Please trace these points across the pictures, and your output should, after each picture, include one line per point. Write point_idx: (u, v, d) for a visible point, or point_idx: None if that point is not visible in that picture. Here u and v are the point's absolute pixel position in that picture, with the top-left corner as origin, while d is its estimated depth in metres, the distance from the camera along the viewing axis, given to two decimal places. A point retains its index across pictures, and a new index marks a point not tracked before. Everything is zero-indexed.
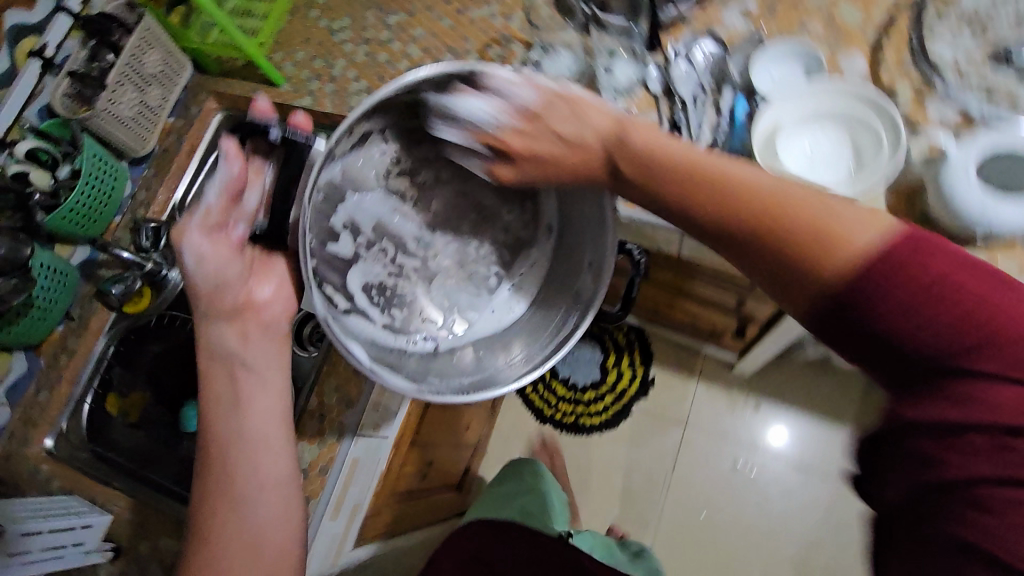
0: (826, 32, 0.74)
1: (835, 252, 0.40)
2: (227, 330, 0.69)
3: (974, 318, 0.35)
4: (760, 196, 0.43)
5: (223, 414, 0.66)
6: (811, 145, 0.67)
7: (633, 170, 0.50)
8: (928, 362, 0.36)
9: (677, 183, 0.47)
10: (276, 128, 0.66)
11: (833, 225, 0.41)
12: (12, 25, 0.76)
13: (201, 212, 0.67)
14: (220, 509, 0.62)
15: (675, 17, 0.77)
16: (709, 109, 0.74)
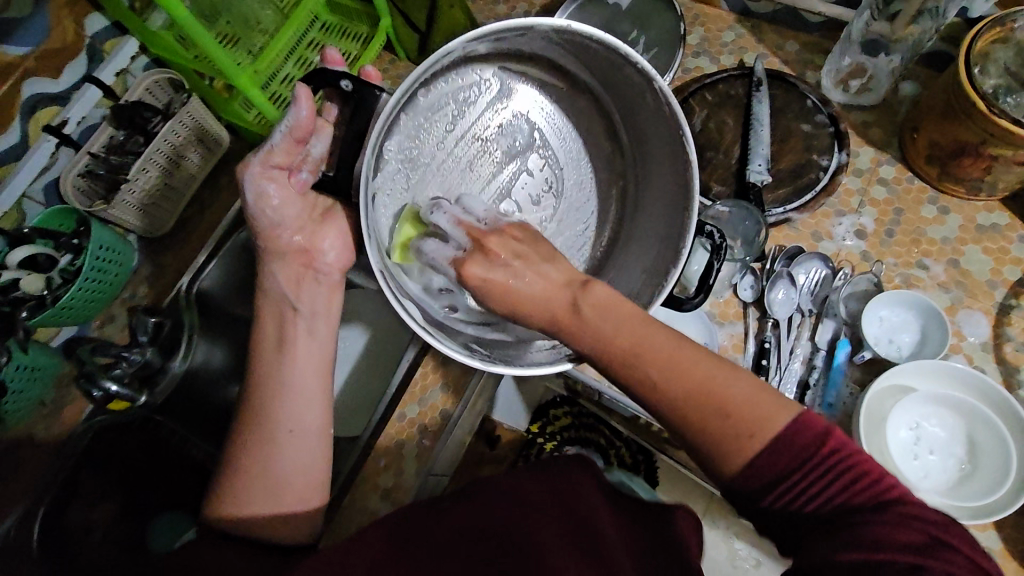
0: (947, 279, 0.67)
1: (712, 430, 0.39)
2: (291, 271, 0.63)
3: (729, 424, 0.39)
4: (686, 373, 0.40)
5: (271, 361, 0.61)
6: (917, 421, 0.59)
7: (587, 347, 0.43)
8: (716, 437, 0.39)
9: (624, 347, 0.42)
10: (350, 85, 0.51)
11: (713, 392, 0.40)
12: (30, 96, 0.66)
13: (264, 151, 0.56)
14: (257, 449, 0.58)
15: (780, 219, 0.70)
16: (803, 339, 0.66)
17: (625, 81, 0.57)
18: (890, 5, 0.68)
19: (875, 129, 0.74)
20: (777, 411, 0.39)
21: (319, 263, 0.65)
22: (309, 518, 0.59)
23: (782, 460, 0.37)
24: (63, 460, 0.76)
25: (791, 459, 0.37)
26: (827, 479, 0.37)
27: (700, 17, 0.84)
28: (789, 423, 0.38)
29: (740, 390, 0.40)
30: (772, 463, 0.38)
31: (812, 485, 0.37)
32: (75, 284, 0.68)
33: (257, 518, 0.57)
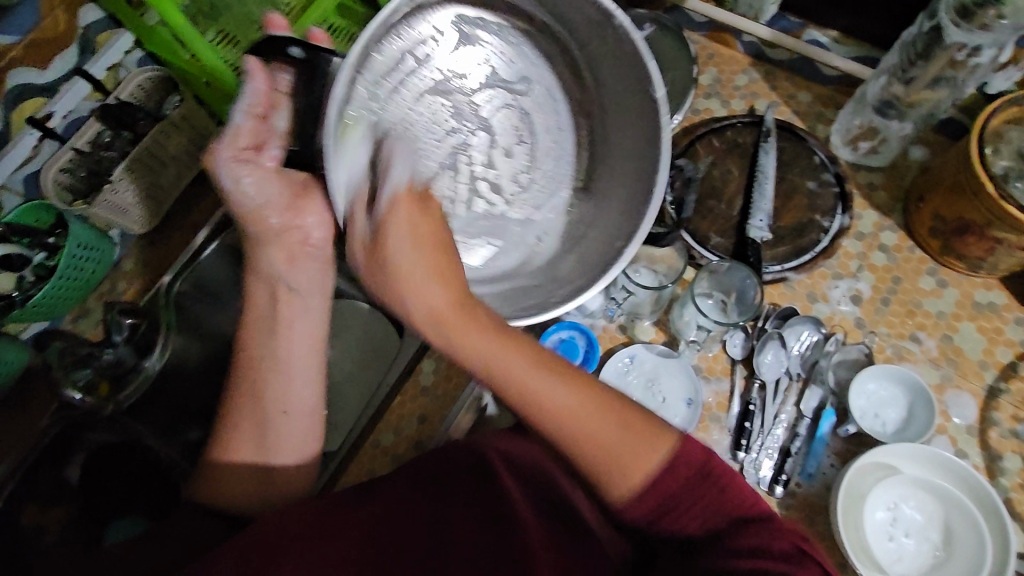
0: (938, 355, 0.67)
1: (591, 450, 0.44)
2: (281, 250, 0.57)
3: (603, 463, 0.43)
4: (595, 438, 0.44)
5: (262, 330, 0.56)
6: (896, 502, 0.59)
7: (516, 400, 0.44)
8: (583, 458, 0.44)
9: (579, 428, 0.44)
10: (299, 50, 0.47)
11: (603, 427, 0.44)
12: (16, 85, 0.63)
13: (228, 132, 0.53)
14: (249, 427, 0.56)
15: (776, 277, 0.69)
16: (787, 405, 0.65)
17: (595, 33, 0.55)
18: (907, 72, 0.66)
19: (880, 193, 0.73)
20: (654, 446, 0.44)
21: (311, 240, 0.58)
22: (296, 486, 0.57)
23: (663, 485, 0.43)
24: (23, 456, 0.72)
25: (675, 483, 0.43)
26: (716, 496, 0.43)
27: (714, 57, 0.82)
28: (664, 457, 0.43)
29: (610, 438, 0.44)
30: (654, 490, 0.43)
31: (711, 505, 0.43)
32: (48, 284, 0.66)
33: (240, 480, 0.55)
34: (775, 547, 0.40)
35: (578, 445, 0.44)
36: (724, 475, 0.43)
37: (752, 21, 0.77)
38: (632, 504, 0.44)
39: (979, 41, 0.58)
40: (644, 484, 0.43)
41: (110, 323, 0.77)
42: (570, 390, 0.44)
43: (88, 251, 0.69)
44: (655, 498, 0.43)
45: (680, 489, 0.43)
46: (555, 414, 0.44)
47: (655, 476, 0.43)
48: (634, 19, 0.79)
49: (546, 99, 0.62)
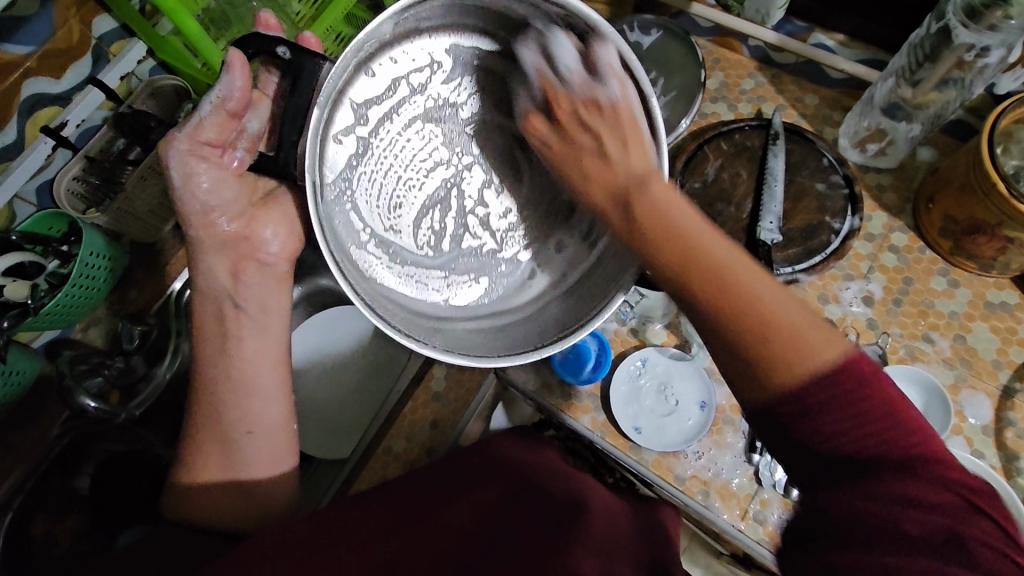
0: (952, 355, 0.67)
1: (771, 351, 0.37)
2: (221, 258, 0.56)
3: (768, 333, 0.37)
4: (736, 313, 0.38)
5: (220, 340, 0.55)
6: None
7: (716, 241, 0.41)
8: (739, 338, 0.38)
9: (677, 259, 0.41)
10: (287, 52, 0.47)
11: (755, 318, 0.38)
12: (29, 96, 0.64)
13: (191, 124, 0.51)
14: (212, 445, 0.54)
15: (788, 279, 0.69)
16: None
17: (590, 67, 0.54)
18: (915, 74, 0.66)
19: (889, 194, 0.74)
20: (825, 345, 0.36)
21: (262, 253, 0.58)
22: (267, 504, 0.55)
23: (828, 390, 0.35)
24: (33, 466, 0.74)
25: (828, 395, 0.35)
26: (878, 423, 0.34)
27: (720, 61, 0.83)
28: (841, 358, 0.36)
29: (753, 310, 0.38)
30: (813, 397, 0.35)
31: (859, 429, 0.34)
32: (59, 293, 0.65)
33: (210, 497, 0.53)
34: (936, 499, 0.32)
35: (727, 292, 0.39)
36: (892, 397, 0.35)
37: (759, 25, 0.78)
38: (812, 418, 0.35)
39: (987, 42, 0.58)
40: (803, 390, 0.35)
41: (122, 333, 0.78)
42: (775, 284, 0.39)
43: (99, 260, 0.70)
44: (819, 399, 0.35)
45: (842, 421, 0.35)
46: (723, 268, 0.40)
47: (811, 386, 0.35)
48: (640, 25, 0.80)
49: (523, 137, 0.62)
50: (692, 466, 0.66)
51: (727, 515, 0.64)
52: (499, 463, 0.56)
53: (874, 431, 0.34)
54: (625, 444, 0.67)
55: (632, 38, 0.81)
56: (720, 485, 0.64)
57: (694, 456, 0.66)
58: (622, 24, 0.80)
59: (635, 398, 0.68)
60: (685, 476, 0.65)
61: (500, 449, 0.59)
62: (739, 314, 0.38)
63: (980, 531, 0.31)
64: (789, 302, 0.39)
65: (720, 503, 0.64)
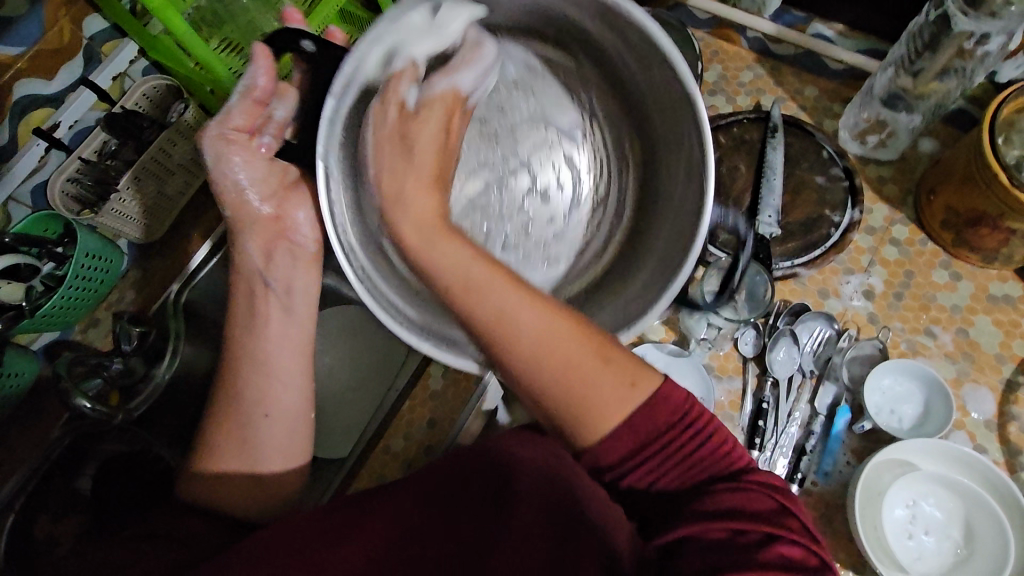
0: (954, 349, 0.66)
1: (563, 404, 0.41)
2: (256, 240, 0.57)
3: (579, 405, 0.40)
4: (546, 364, 0.40)
5: (244, 325, 0.56)
6: (914, 499, 0.58)
7: (527, 342, 0.40)
8: (560, 412, 0.41)
9: (528, 348, 0.40)
10: (310, 45, 0.49)
11: (575, 368, 0.40)
12: (22, 97, 0.64)
13: (222, 113, 0.53)
14: (232, 429, 0.54)
15: (787, 273, 0.68)
16: (799, 404, 0.65)
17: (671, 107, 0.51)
18: (914, 63, 0.65)
19: (890, 185, 0.73)
20: (625, 394, 0.40)
21: (296, 235, 0.58)
22: (283, 493, 0.56)
23: (639, 430, 0.40)
24: (34, 467, 0.74)
25: (646, 433, 0.40)
26: (691, 457, 0.41)
27: (719, 54, 0.81)
28: (650, 395, 0.40)
29: (596, 377, 0.40)
30: (632, 434, 0.40)
31: (674, 458, 0.40)
32: (57, 293, 0.66)
33: (229, 484, 0.53)
34: (752, 507, 0.37)
35: (534, 357, 0.40)
36: (713, 428, 0.42)
37: (756, 17, 0.77)
38: (609, 453, 0.41)
39: (986, 29, 0.57)
40: (623, 424, 0.40)
41: (119, 333, 0.76)
42: (539, 315, 0.40)
43: (94, 261, 0.69)
44: (632, 442, 0.40)
45: (659, 450, 0.40)
46: (504, 330, 0.40)
47: (634, 418, 0.40)
48: None
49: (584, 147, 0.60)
50: None
51: None
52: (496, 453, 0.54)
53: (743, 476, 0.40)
54: None
55: None
56: None
57: None
58: None
59: None
60: None
61: (505, 444, 0.57)
62: (480, 321, 0.41)
63: (793, 534, 0.36)
64: (580, 335, 0.41)
65: None
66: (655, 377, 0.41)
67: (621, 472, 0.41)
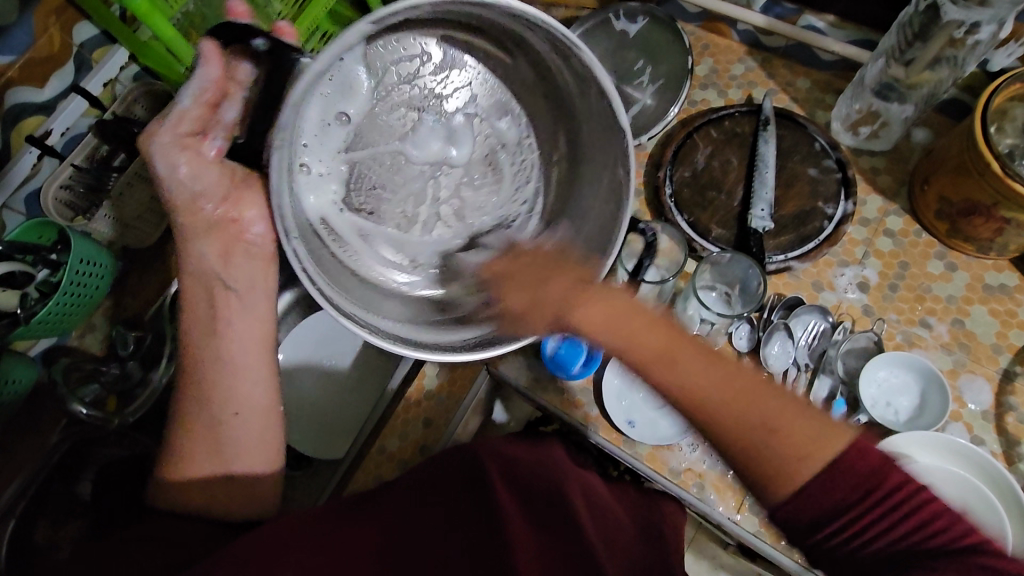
0: (950, 340, 0.65)
1: (769, 456, 0.37)
2: (212, 242, 0.55)
3: (742, 439, 0.38)
4: (707, 401, 0.39)
5: (216, 327, 0.55)
6: None
7: (715, 392, 0.39)
8: (745, 456, 0.38)
9: (714, 399, 0.39)
10: (261, 43, 0.45)
11: (776, 408, 0.38)
12: (13, 105, 0.64)
13: (170, 117, 0.48)
14: (208, 431, 0.54)
15: (781, 267, 0.68)
16: (793, 398, 0.64)
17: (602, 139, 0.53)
18: (905, 53, 0.64)
19: (884, 176, 0.72)
20: (821, 440, 0.36)
21: (250, 234, 0.56)
22: (262, 492, 0.56)
23: (836, 471, 0.36)
24: (36, 471, 0.75)
25: (849, 477, 0.35)
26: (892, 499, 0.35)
27: (709, 47, 0.82)
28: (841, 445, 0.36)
29: (798, 426, 0.37)
30: (825, 482, 0.36)
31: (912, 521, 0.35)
32: (51, 302, 0.66)
33: (209, 488, 0.53)
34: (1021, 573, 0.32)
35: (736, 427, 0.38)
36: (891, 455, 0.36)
37: (745, 10, 0.76)
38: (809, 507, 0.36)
39: (976, 17, 0.57)
40: (816, 467, 0.36)
41: (115, 338, 0.78)
42: (704, 359, 0.40)
43: (88, 268, 0.69)
44: (837, 493, 0.36)
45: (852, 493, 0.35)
46: (668, 354, 0.41)
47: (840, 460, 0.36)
48: (626, 12, 0.79)
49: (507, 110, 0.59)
50: (686, 458, 0.65)
51: (722, 507, 0.63)
52: (496, 464, 0.54)
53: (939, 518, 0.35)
54: (620, 439, 0.67)
55: (618, 27, 0.80)
56: (714, 476, 0.64)
57: (688, 449, 0.65)
58: (608, 13, 0.79)
59: (627, 392, 0.67)
60: (677, 467, 0.65)
61: (495, 446, 0.57)
62: (677, 392, 0.40)
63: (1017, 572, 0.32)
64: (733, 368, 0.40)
65: (714, 494, 0.64)
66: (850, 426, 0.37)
67: (790, 522, 0.37)
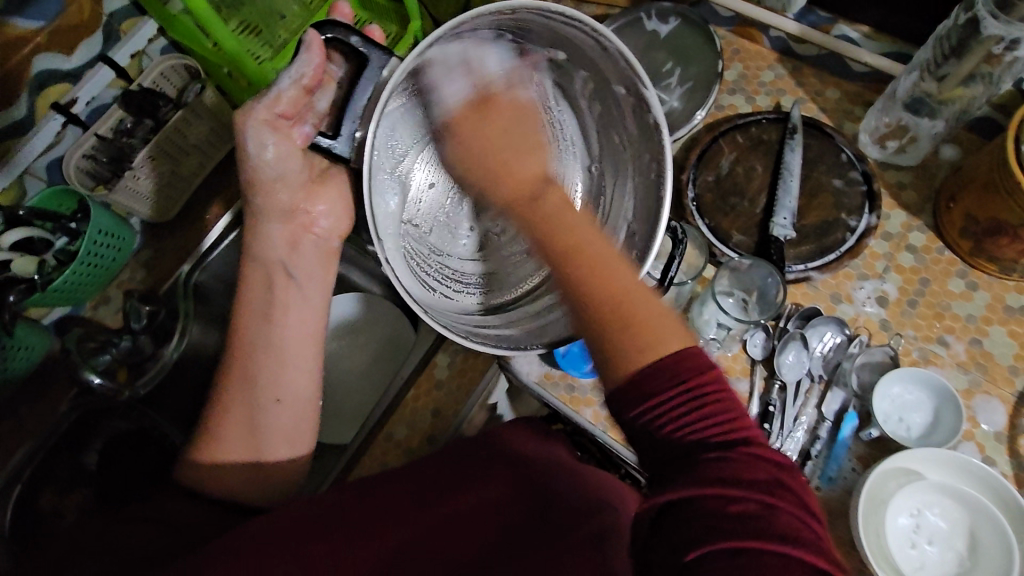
0: (967, 359, 0.65)
1: (622, 346, 0.37)
2: (280, 230, 0.56)
3: (629, 313, 0.38)
4: (611, 282, 0.38)
5: (258, 307, 0.54)
6: (920, 508, 0.57)
7: (617, 274, 0.39)
8: (626, 343, 0.37)
9: (564, 246, 0.40)
10: (363, 47, 0.46)
11: (638, 322, 0.37)
12: (41, 72, 0.64)
13: (269, 96, 0.49)
14: (235, 409, 0.52)
15: (799, 277, 0.67)
16: (809, 408, 0.64)
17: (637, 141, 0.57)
18: (940, 68, 0.64)
19: (909, 192, 0.72)
20: (661, 339, 0.37)
21: (316, 228, 0.58)
22: (286, 486, 0.53)
23: (694, 410, 0.34)
24: (43, 439, 0.75)
25: (703, 416, 0.34)
26: (693, 421, 0.34)
27: (739, 52, 0.81)
28: (673, 353, 0.36)
29: (661, 328, 0.37)
30: (683, 408, 0.35)
31: (698, 424, 0.34)
32: (69, 269, 0.66)
33: (232, 474, 0.51)
34: (757, 479, 0.32)
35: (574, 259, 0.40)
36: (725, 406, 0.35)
37: (781, 16, 0.75)
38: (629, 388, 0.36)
39: (1016, 34, 0.55)
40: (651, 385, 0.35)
41: (129, 311, 0.77)
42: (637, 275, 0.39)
43: (106, 238, 0.69)
44: (697, 428, 0.34)
45: (695, 421, 0.34)
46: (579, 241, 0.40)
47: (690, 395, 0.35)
48: (658, 12, 0.78)
49: (573, 151, 0.64)
50: None
51: None
52: (507, 461, 0.53)
53: (731, 438, 0.34)
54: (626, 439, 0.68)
55: (650, 26, 0.80)
56: None
57: None
58: (640, 11, 0.80)
59: None
60: None
61: (507, 445, 0.56)
62: (604, 292, 0.38)
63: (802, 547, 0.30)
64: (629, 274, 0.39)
65: None
66: (693, 341, 0.37)
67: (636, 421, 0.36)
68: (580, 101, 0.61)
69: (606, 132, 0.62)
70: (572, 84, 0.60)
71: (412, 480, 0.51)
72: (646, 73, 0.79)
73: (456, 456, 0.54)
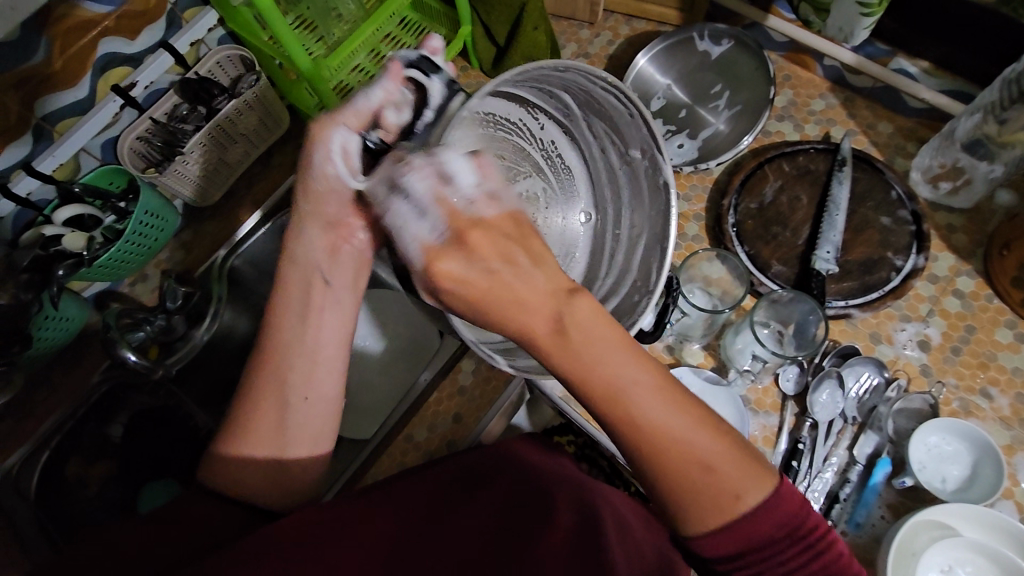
0: (1010, 415, 0.63)
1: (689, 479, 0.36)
2: (325, 237, 0.53)
3: (663, 452, 0.36)
4: (672, 448, 0.36)
5: (296, 304, 0.51)
6: (950, 564, 0.56)
7: (684, 452, 0.36)
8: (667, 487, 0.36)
9: (601, 400, 0.37)
10: (437, 97, 0.46)
11: (681, 463, 0.36)
12: (104, 55, 0.66)
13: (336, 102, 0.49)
14: (263, 406, 0.50)
15: (839, 313, 0.66)
16: (838, 451, 0.62)
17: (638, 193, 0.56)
18: (1003, 112, 0.61)
19: (959, 235, 0.70)
20: (748, 482, 0.36)
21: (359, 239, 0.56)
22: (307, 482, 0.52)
23: (757, 533, 0.35)
24: (73, 408, 0.75)
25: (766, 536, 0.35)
26: (782, 559, 0.35)
27: (791, 78, 0.80)
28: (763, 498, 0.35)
29: (719, 467, 0.36)
30: (747, 536, 0.35)
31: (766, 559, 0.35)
32: (115, 246, 0.68)
33: (252, 474, 0.48)
34: None
35: (659, 455, 0.36)
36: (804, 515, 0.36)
37: (836, 45, 0.73)
38: (716, 545, 0.36)
39: None
40: (744, 531, 0.35)
41: (165, 290, 0.76)
42: (659, 399, 0.37)
43: (150, 219, 0.71)
44: (744, 544, 0.35)
45: (769, 546, 0.35)
46: (607, 396, 0.37)
47: (755, 515, 0.35)
48: (711, 33, 0.77)
49: (579, 199, 0.61)
50: None
51: None
52: (529, 475, 0.52)
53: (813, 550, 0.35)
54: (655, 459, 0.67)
55: (701, 46, 0.78)
56: None
57: None
58: (692, 31, 0.77)
59: None
60: None
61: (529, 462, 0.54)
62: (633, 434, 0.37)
63: None
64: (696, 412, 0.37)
65: None
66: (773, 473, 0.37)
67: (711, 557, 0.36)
68: (587, 150, 0.58)
69: (611, 181, 0.58)
70: (581, 131, 0.57)
71: (430, 484, 0.51)
72: (694, 94, 0.78)
73: (479, 462, 0.53)
